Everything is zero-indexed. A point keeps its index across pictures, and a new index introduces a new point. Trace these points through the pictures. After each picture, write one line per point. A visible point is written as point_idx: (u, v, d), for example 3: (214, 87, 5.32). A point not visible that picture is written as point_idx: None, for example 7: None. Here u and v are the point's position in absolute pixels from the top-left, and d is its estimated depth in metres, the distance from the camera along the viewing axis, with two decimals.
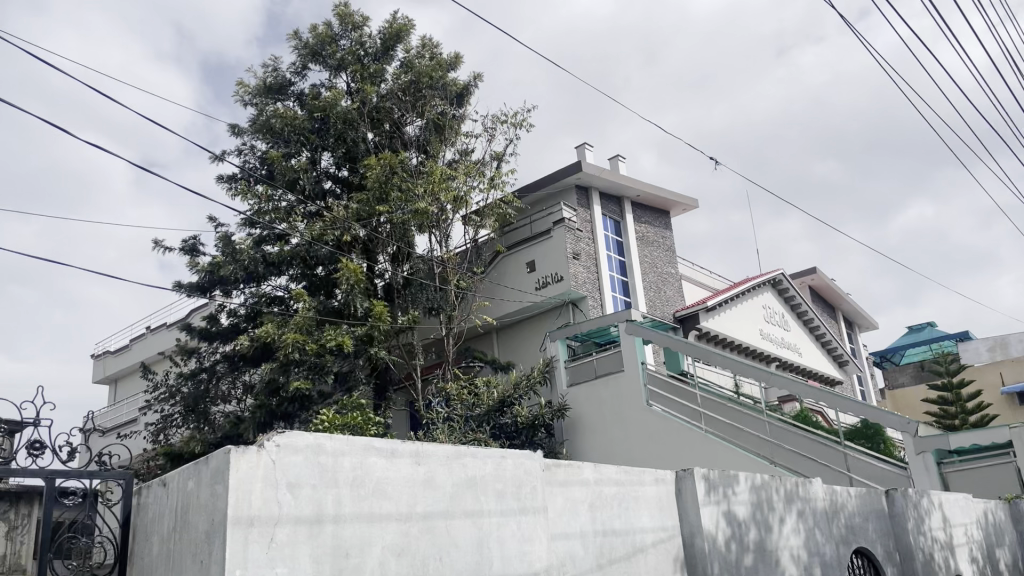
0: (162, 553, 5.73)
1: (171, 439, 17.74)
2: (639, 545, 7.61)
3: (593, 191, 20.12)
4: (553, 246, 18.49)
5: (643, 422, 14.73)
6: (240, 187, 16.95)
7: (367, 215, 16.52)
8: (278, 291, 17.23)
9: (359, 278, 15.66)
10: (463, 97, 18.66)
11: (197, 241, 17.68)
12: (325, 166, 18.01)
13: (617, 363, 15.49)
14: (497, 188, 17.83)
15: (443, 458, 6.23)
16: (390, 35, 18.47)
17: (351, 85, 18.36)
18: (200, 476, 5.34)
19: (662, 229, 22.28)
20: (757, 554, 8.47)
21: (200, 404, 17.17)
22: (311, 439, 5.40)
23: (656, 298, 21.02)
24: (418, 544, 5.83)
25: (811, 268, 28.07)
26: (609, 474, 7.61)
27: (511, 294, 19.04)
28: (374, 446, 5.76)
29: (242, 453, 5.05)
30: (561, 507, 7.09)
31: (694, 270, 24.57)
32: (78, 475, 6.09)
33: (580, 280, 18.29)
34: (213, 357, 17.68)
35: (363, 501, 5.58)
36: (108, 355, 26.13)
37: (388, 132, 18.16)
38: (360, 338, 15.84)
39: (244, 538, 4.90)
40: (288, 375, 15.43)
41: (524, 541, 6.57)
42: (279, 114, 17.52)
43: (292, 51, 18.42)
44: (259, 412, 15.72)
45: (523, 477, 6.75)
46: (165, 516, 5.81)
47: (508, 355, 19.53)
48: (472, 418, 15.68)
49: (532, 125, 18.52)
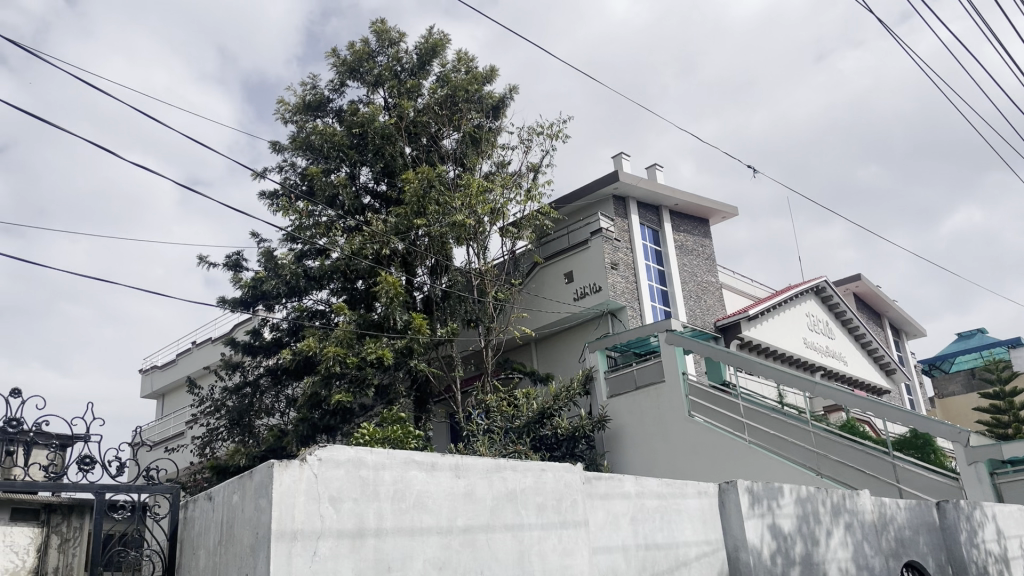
0: (208, 566, 5.84)
1: (217, 452, 17.95)
2: (682, 559, 7.54)
3: (631, 201, 20.05)
4: (590, 256, 18.43)
5: (685, 433, 14.56)
6: (281, 203, 17.20)
7: (405, 229, 16.61)
8: (319, 305, 17.43)
9: (398, 290, 15.79)
10: (498, 110, 18.77)
11: (241, 256, 17.97)
12: (364, 181, 18.23)
13: (656, 373, 15.35)
14: (534, 200, 17.83)
15: (483, 472, 6.24)
16: (426, 50, 18.67)
17: (389, 101, 18.58)
18: (244, 490, 5.43)
19: (702, 238, 22.10)
20: (804, 567, 8.33)
21: (244, 417, 17.37)
22: (352, 454, 5.46)
23: (697, 307, 20.83)
24: (459, 557, 5.83)
25: (855, 275, 27.60)
26: (650, 487, 7.56)
27: (549, 305, 19.00)
28: (414, 460, 5.80)
29: (285, 467, 5.12)
30: (603, 521, 7.05)
31: (735, 278, 24.31)
32: (126, 489, 6.23)
33: (618, 290, 18.18)
34: (257, 370, 17.93)
35: (404, 514, 5.61)
36: (155, 370, 26.67)
37: (426, 146, 18.29)
38: (400, 350, 15.93)
39: (287, 552, 4.95)
40: (330, 388, 15.53)
41: (565, 554, 6.54)
42: (318, 131, 17.83)
43: (331, 68, 18.67)
44: (301, 425, 15.84)
45: (563, 491, 6.74)
46: (212, 529, 5.91)
47: (547, 366, 19.51)
48: (512, 430, 15.52)
49: (569, 136, 18.50)
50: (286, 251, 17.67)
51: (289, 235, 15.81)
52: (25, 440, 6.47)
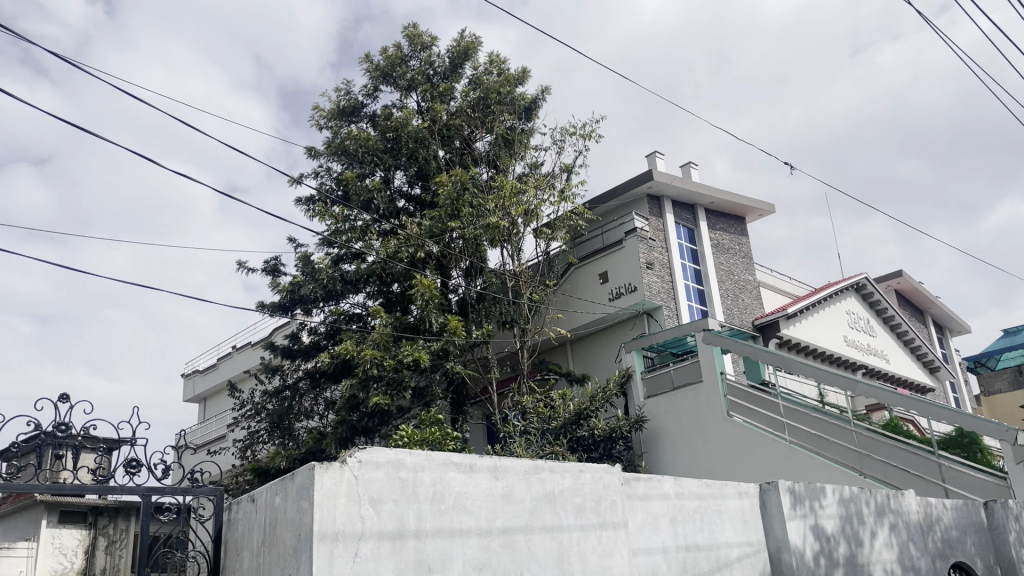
0: (252, 567, 5.92)
1: (258, 456, 18.15)
2: (723, 560, 7.49)
3: (666, 199, 19.92)
4: (626, 256, 18.34)
5: (724, 434, 14.41)
6: (317, 208, 17.38)
7: (439, 231, 16.68)
8: (355, 308, 17.58)
9: (433, 292, 15.85)
10: (531, 111, 18.78)
11: (279, 261, 18.20)
12: (398, 185, 18.34)
13: (694, 373, 15.23)
14: (568, 201, 17.80)
15: (522, 473, 6.26)
16: (458, 53, 18.75)
17: (422, 104, 18.69)
18: (287, 492, 5.50)
19: (738, 236, 21.88)
20: (848, 568, 8.22)
21: (284, 420, 17.56)
22: (391, 455, 5.51)
23: (734, 306, 20.62)
24: (499, 558, 5.86)
25: (896, 272, 27.10)
26: (689, 487, 7.52)
27: (584, 306, 18.93)
28: (452, 462, 5.84)
29: (326, 469, 5.17)
30: (642, 522, 7.02)
31: (773, 276, 24.02)
32: (172, 491, 6.34)
33: (654, 290, 18.07)
34: (296, 374, 18.13)
35: (444, 515, 5.66)
36: (196, 375, 27.09)
37: (459, 148, 18.36)
38: (436, 352, 16.00)
39: (329, 553, 5.00)
40: (367, 391, 15.64)
41: (604, 555, 6.52)
42: (353, 136, 18.00)
43: (364, 74, 18.83)
44: (340, 428, 15.98)
45: (601, 492, 6.73)
46: (256, 531, 6.00)
47: (583, 367, 19.45)
48: (549, 432, 15.46)
49: (602, 136, 18.37)
50: (323, 256, 17.86)
51: (325, 239, 15.95)
52: (74, 444, 6.63)
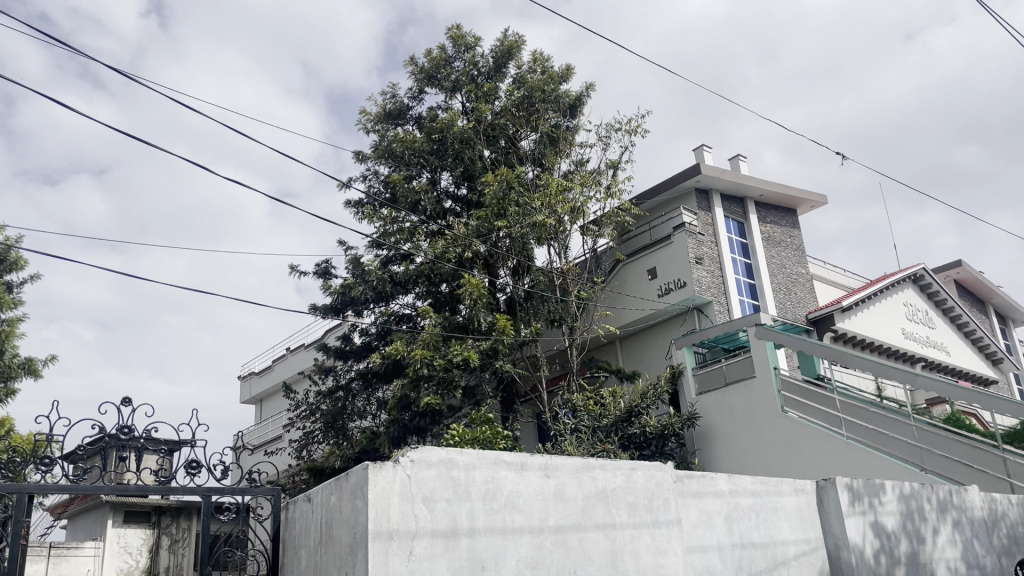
0: (310, 566, 6.07)
1: (313, 455, 18.41)
2: (780, 559, 7.66)
3: (714, 193, 19.67)
4: (674, 251, 18.19)
5: (778, 430, 14.18)
6: (366, 211, 17.60)
7: (487, 231, 16.69)
8: (405, 309, 17.76)
9: (482, 292, 15.90)
10: (575, 108, 18.75)
11: (330, 264, 18.46)
12: (445, 186, 18.44)
13: (747, 368, 15.02)
14: (614, 197, 17.69)
15: (573, 471, 6.53)
16: (501, 52, 18.81)
17: (467, 105, 18.78)
18: (341, 492, 5.74)
19: (790, 229, 21.52)
20: (909, 567, 8.27)
21: (338, 420, 17.76)
22: (443, 455, 5.83)
23: (787, 300, 20.28)
24: (552, 556, 6.14)
25: (956, 262, 26.34)
26: (745, 485, 7.70)
27: (633, 302, 18.80)
28: (503, 461, 6.15)
29: (380, 468, 5.47)
30: (696, 519, 7.23)
31: (826, 269, 23.58)
32: (231, 491, 6.48)
33: (703, 285, 17.88)
34: (349, 375, 18.38)
35: (496, 514, 5.96)
36: (253, 376, 27.66)
37: (504, 148, 18.42)
38: (486, 351, 16.07)
39: (384, 551, 5.28)
40: (418, 391, 15.74)
41: (659, 554, 6.78)
42: (399, 139, 18.17)
43: (409, 76, 18.96)
44: (392, 427, 16.12)
45: (654, 490, 6.98)
46: (313, 530, 6.16)
47: (633, 364, 19.30)
48: (600, 429, 15.37)
49: (648, 131, 18.13)
50: (372, 257, 18.07)
51: (374, 241, 16.12)
52: (136, 445, 6.83)
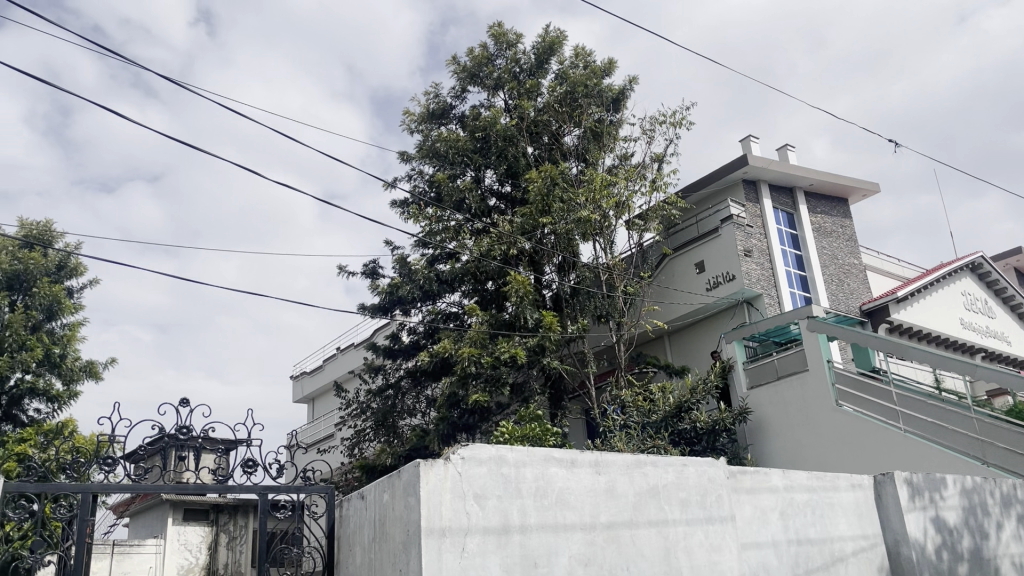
0: (364, 562, 6.15)
1: (365, 453, 18.57)
2: (838, 555, 7.82)
3: (763, 184, 19.37)
4: (723, 244, 17.96)
5: (833, 424, 13.90)
6: (412, 211, 17.72)
7: (531, 228, 16.68)
8: (452, 307, 17.87)
9: (528, 289, 15.92)
10: (619, 103, 18.71)
11: (377, 264, 18.65)
12: (489, 184, 18.48)
13: (799, 362, 14.76)
14: (660, 190, 17.52)
15: (624, 467, 6.57)
16: (543, 49, 18.78)
17: (509, 103, 18.78)
18: (393, 489, 5.82)
19: (841, 218, 21.09)
20: (972, 563, 8.47)
21: (389, 418, 17.95)
22: (493, 452, 5.90)
23: (840, 292, 19.88)
24: (604, 553, 6.19)
25: (1016, 248, 25.52)
26: (799, 481, 7.85)
27: (681, 297, 18.61)
28: (553, 457, 6.20)
29: (431, 466, 5.55)
30: (750, 516, 7.31)
31: (880, 259, 23.04)
32: (286, 489, 6.59)
33: (753, 278, 17.61)
34: (398, 373, 18.56)
35: (547, 511, 6.01)
36: (304, 376, 28.12)
37: (548, 144, 18.39)
38: (533, 348, 16.08)
39: (437, 548, 5.37)
40: (467, 388, 15.77)
41: (713, 550, 6.82)
42: (443, 138, 18.24)
43: (451, 75, 19.03)
44: (442, 425, 16.20)
45: (707, 486, 7.01)
46: (366, 527, 6.25)
47: (682, 359, 19.10)
48: (649, 425, 15.22)
49: (693, 122, 17.85)
50: (419, 256, 18.21)
51: (420, 240, 16.25)
52: (195, 445, 6.98)
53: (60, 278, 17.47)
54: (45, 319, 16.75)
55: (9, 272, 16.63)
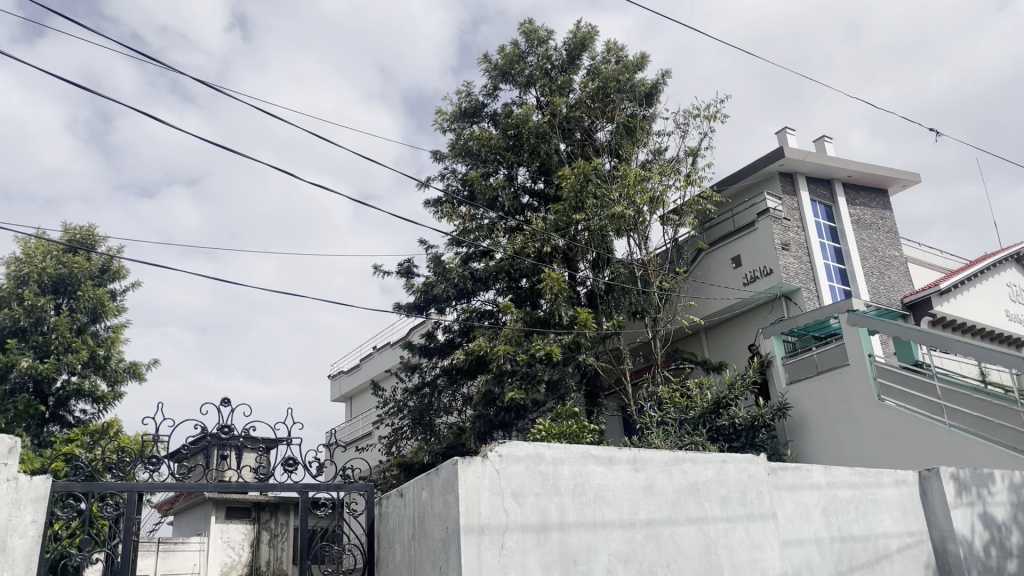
0: (405, 560, 6.19)
1: (403, 451, 18.65)
2: (882, 552, 7.74)
3: (800, 175, 19.09)
4: (759, 238, 17.74)
5: (876, 419, 13.65)
6: (445, 210, 17.76)
7: (565, 224, 16.62)
8: (487, 305, 17.92)
9: (562, 286, 15.89)
10: (651, 97, 18.59)
11: (412, 263, 18.75)
12: (522, 181, 18.46)
13: (840, 356, 14.52)
14: (694, 184, 17.36)
15: (663, 465, 6.53)
16: (575, 45, 18.71)
17: (541, 100, 18.75)
18: (432, 487, 5.84)
19: (881, 210, 20.73)
20: (1021, 559, 8.39)
21: (426, 416, 18.05)
22: (531, 449, 5.90)
23: (880, 285, 19.54)
24: (644, 550, 6.15)
25: None
26: (842, 477, 7.74)
27: (718, 292, 18.42)
28: (592, 454, 6.18)
29: (469, 463, 5.57)
30: (792, 513, 7.22)
31: (922, 250, 22.61)
32: (326, 487, 6.66)
33: (791, 272, 17.38)
34: (434, 371, 18.63)
35: (586, 508, 6.00)
36: (342, 375, 28.41)
37: (580, 141, 18.32)
38: (568, 345, 16.03)
39: (476, 545, 5.38)
40: (502, 386, 15.75)
41: (755, 548, 6.76)
42: (476, 136, 18.21)
43: (483, 74, 19.04)
44: (478, 422, 16.20)
45: (747, 482, 6.94)
46: (406, 524, 6.30)
47: (719, 355, 18.92)
48: (687, 422, 15.08)
49: (728, 115, 17.65)
50: (453, 255, 18.25)
51: (454, 239, 16.28)
52: (236, 444, 7.10)
53: (103, 281, 17.83)
54: (90, 322, 17.13)
55: (54, 276, 17.03)
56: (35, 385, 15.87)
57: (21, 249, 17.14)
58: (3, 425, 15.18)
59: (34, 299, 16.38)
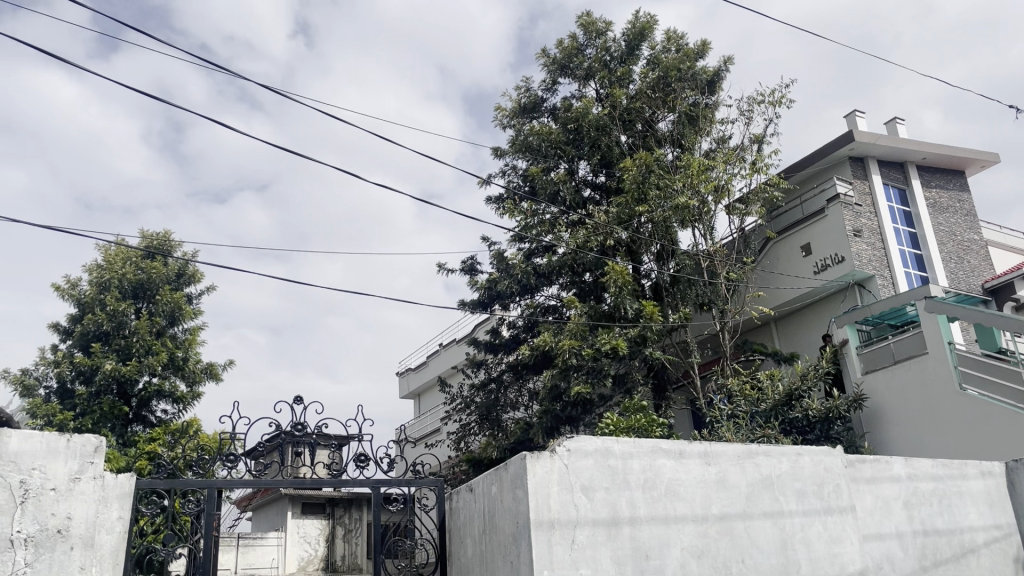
0: (476, 555, 6.22)
1: (471, 447, 18.75)
2: (968, 546, 7.53)
3: (871, 159, 18.50)
4: (830, 225, 17.27)
5: (957, 408, 13.14)
6: (507, 206, 17.77)
7: (628, 217, 16.47)
8: (551, 300, 17.90)
9: (627, 279, 15.76)
10: (714, 84, 18.28)
11: (475, 260, 18.85)
12: (583, 175, 18.35)
13: (918, 344, 14.03)
14: (760, 172, 16.99)
15: (735, 458, 6.41)
16: (634, 35, 18.51)
17: (601, 92, 18.61)
18: (501, 481, 5.87)
19: (959, 192, 19.94)
20: None
21: (493, 412, 18.13)
22: (599, 443, 5.86)
23: (960, 270, 18.83)
24: (717, 545, 6.06)
25: None
26: (924, 469, 7.50)
27: (788, 281, 18.01)
28: (661, 448, 6.11)
29: (537, 458, 5.58)
30: (872, 506, 7.01)
31: (1003, 232, 21.70)
32: (397, 482, 6.75)
33: (864, 259, 16.87)
34: (500, 367, 18.71)
35: (657, 503, 5.94)
36: (410, 372, 28.78)
37: (642, 132, 18.14)
38: (634, 339, 15.89)
39: (547, 540, 5.39)
40: (568, 380, 15.71)
41: (834, 542, 6.58)
42: (536, 131, 18.10)
43: (542, 68, 18.98)
44: (545, 417, 16.18)
45: (824, 475, 6.76)
46: (476, 519, 6.34)
47: (790, 346, 18.50)
48: (758, 415, 14.76)
49: (794, 100, 17.19)
50: (516, 251, 18.27)
51: (516, 235, 16.29)
52: (310, 441, 7.25)
53: (180, 285, 18.46)
54: (168, 325, 17.75)
55: (134, 281, 17.71)
56: (119, 387, 16.51)
57: (102, 257, 17.87)
58: (90, 425, 15.89)
59: (116, 304, 17.03)
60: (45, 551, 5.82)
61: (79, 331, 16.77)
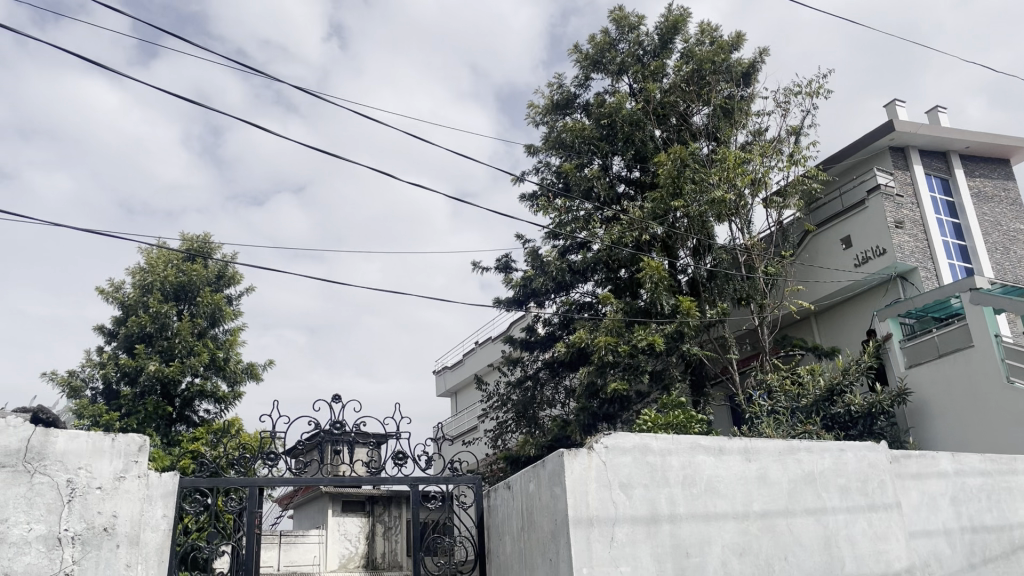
0: (515, 552, 6.22)
1: (508, 444, 18.75)
2: (1018, 542, 7.35)
3: (912, 149, 18.12)
4: (871, 217, 16.96)
5: (1005, 402, 12.81)
6: (541, 203, 17.74)
7: (663, 212, 16.34)
8: (586, 297, 17.83)
9: (663, 274, 15.63)
10: (749, 77, 18.06)
11: (510, 258, 18.85)
12: (617, 170, 18.25)
13: (963, 337, 13.72)
14: (798, 165, 16.74)
15: (776, 454, 6.33)
16: (667, 28, 18.35)
17: (634, 87, 18.48)
18: (538, 478, 5.86)
19: (1003, 181, 19.46)
20: None
21: (529, 409, 18.11)
22: (637, 440, 5.82)
23: (1006, 260, 18.37)
24: (759, 543, 5.98)
25: None
26: (972, 465, 7.33)
27: (827, 274, 17.74)
28: (700, 445, 6.05)
29: (575, 455, 5.57)
30: (918, 502, 6.87)
31: None
32: (436, 480, 6.77)
33: (906, 250, 16.54)
34: (536, 364, 18.69)
35: (697, 500, 5.88)
36: (447, 371, 28.89)
37: (676, 126, 18.00)
38: (671, 335, 15.77)
39: (586, 537, 5.38)
40: (605, 377, 15.63)
41: (879, 540, 6.46)
42: (569, 128, 18.03)
43: (574, 64, 18.90)
44: (582, 415, 16.13)
45: (868, 472, 6.63)
46: (514, 516, 6.33)
47: (831, 340, 18.20)
48: (799, 410, 14.54)
49: (831, 90, 16.90)
50: (550, 248, 18.23)
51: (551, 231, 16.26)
52: (348, 439, 7.31)
53: (220, 286, 18.75)
54: (209, 326, 18.03)
55: (175, 284, 18.01)
56: (162, 387, 16.81)
57: (144, 260, 18.22)
58: (135, 425, 16.20)
59: (158, 306, 17.33)
60: (92, 549, 5.95)
61: (124, 333, 17.12)
